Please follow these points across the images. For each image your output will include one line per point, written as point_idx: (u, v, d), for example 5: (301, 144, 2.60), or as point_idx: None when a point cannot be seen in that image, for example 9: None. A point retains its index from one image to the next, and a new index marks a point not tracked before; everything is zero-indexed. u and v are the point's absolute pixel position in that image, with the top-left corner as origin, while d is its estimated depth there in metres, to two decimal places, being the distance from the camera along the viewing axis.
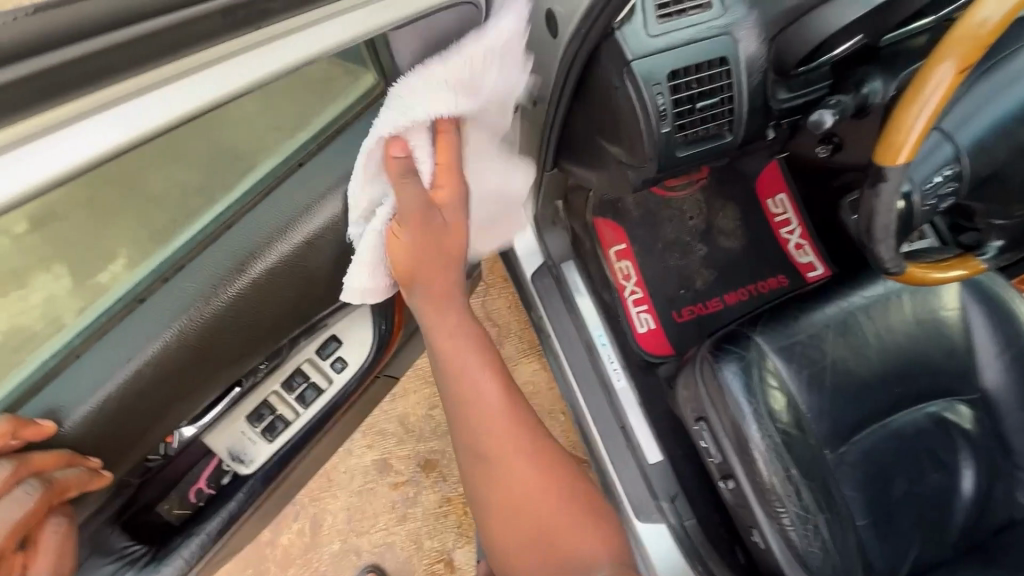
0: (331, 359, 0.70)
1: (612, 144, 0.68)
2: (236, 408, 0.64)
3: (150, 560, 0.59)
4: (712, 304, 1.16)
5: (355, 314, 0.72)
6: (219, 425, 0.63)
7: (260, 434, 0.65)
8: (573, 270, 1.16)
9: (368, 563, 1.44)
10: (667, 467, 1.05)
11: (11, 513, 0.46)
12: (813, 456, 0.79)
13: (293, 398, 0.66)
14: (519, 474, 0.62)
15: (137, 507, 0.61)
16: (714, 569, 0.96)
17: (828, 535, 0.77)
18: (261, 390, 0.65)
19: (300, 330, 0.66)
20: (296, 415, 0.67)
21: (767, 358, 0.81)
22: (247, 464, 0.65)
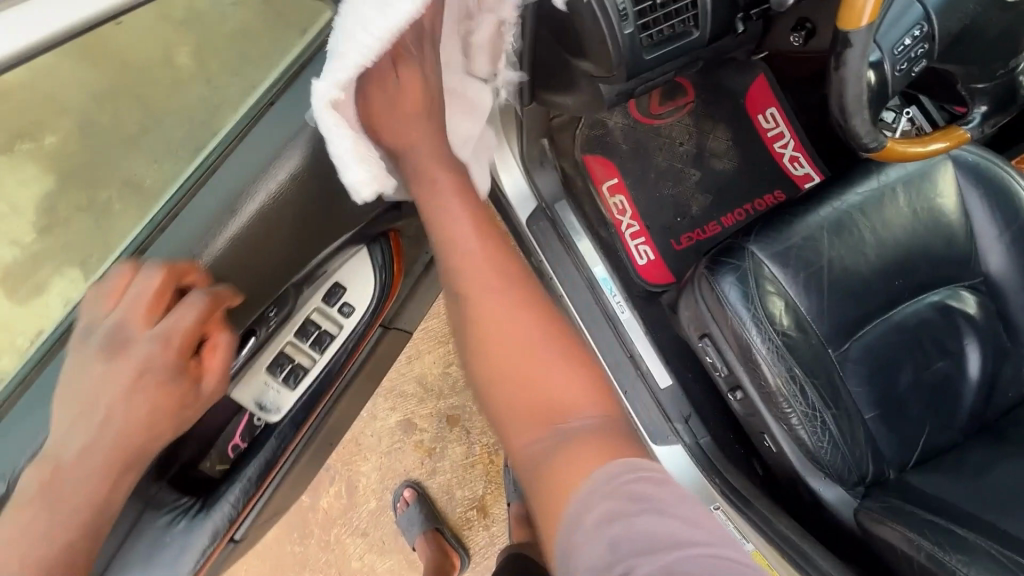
0: (338, 306, 0.73)
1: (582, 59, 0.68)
2: (257, 359, 0.68)
3: (197, 509, 0.64)
4: (710, 228, 1.16)
5: (354, 261, 0.75)
6: (242, 376, 0.68)
7: (280, 382, 0.69)
8: (568, 210, 1.15)
9: (406, 478, 1.53)
10: (678, 390, 1.07)
11: (183, 313, 0.58)
12: (815, 353, 0.80)
13: (309, 345, 0.70)
14: (532, 346, 0.58)
15: (180, 463, 0.67)
16: (730, 477, 0.97)
17: (837, 430, 0.79)
18: (278, 340, 0.70)
19: (302, 275, 0.72)
20: (313, 361, 0.71)
21: (764, 266, 0.80)
22: (274, 411, 0.69)
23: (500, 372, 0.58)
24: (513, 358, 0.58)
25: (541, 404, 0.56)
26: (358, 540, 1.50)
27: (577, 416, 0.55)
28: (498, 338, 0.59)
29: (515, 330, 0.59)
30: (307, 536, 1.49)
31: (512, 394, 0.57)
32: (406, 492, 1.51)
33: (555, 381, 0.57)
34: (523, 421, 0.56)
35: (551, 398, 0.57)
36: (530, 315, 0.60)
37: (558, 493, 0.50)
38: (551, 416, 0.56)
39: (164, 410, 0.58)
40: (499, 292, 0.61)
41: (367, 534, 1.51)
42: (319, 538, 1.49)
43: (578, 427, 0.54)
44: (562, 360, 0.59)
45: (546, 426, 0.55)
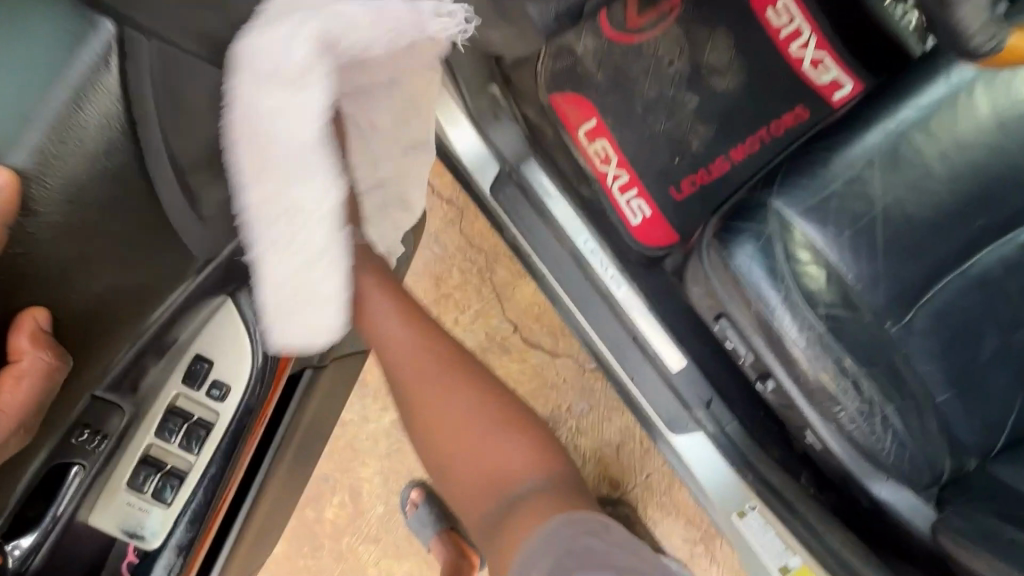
0: (207, 387, 0.48)
1: None
2: (104, 475, 0.44)
3: None
4: (717, 166, 0.93)
5: (220, 321, 0.49)
6: (90, 502, 0.44)
7: (150, 501, 0.46)
8: (537, 169, 0.93)
9: (412, 478, 1.43)
10: (695, 371, 0.89)
11: None
12: (870, 337, 0.61)
13: (178, 445, 0.47)
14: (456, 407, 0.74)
15: None
16: (767, 474, 0.80)
17: (903, 427, 0.62)
18: (136, 445, 0.45)
19: (134, 353, 0.43)
20: (192, 463, 0.47)
21: (795, 227, 0.60)
22: (150, 537, 0.46)
23: (427, 431, 0.74)
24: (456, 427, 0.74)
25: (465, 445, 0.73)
26: (371, 546, 1.43)
27: (521, 479, 0.71)
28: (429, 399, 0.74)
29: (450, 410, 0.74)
30: (318, 549, 1.41)
31: (449, 445, 0.74)
32: (414, 493, 1.41)
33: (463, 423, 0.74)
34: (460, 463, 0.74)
35: (504, 470, 0.72)
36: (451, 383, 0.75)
37: (513, 536, 0.67)
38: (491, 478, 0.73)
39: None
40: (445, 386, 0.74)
41: (380, 539, 1.42)
42: (331, 549, 1.42)
43: (530, 491, 0.70)
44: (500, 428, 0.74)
45: (496, 496, 0.71)
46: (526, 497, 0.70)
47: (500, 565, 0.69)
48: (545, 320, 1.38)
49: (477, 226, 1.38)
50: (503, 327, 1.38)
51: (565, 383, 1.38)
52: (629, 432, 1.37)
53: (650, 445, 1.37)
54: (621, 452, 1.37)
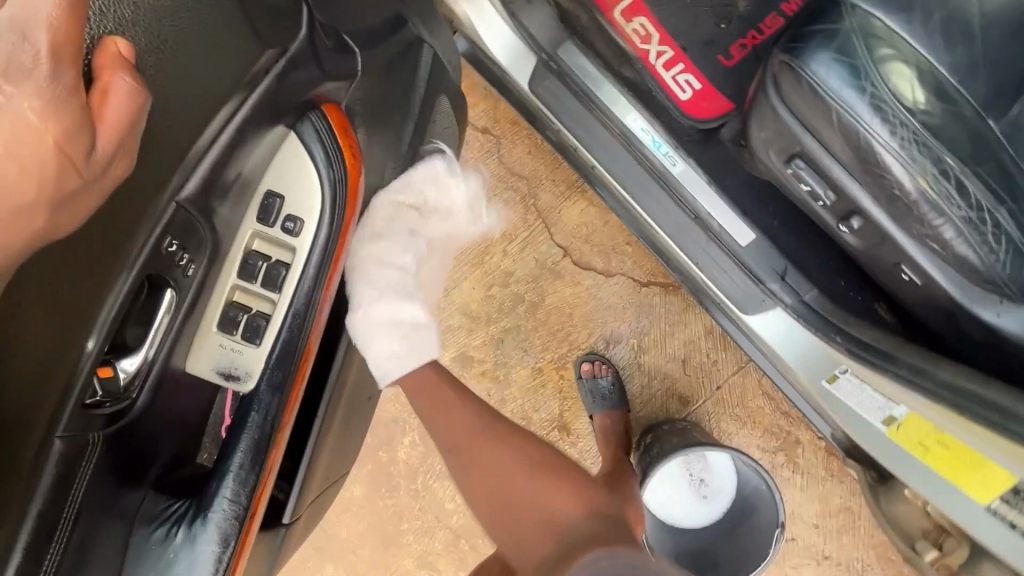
0: (280, 223, 0.51)
1: None
2: (196, 312, 0.47)
3: (195, 513, 0.49)
4: (771, 24, 0.87)
5: (285, 152, 0.52)
6: (182, 350, 0.47)
7: (243, 341, 0.49)
8: (575, 53, 0.90)
9: None
10: (763, 242, 0.85)
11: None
12: (973, 134, 0.55)
13: (261, 283, 0.49)
14: (509, 472, 0.80)
15: (162, 463, 0.49)
16: (856, 333, 0.75)
17: (1018, 232, 0.56)
18: (222, 284, 0.49)
19: (198, 183, 0.44)
20: (274, 304, 0.50)
21: (874, 19, 0.55)
22: (246, 379, 0.50)
23: (487, 490, 0.80)
24: (499, 487, 0.80)
25: (504, 476, 0.80)
26: (445, 483, 1.45)
27: (569, 513, 0.75)
28: (482, 459, 0.82)
29: (509, 471, 0.80)
30: (396, 488, 1.46)
31: (499, 494, 0.79)
32: None
33: (511, 467, 0.81)
34: (502, 487, 0.79)
35: (541, 504, 0.76)
36: (505, 443, 0.84)
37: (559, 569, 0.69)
38: (537, 507, 0.76)
39: (46, 196, 0.34)
40: (504, 449, 0.83)
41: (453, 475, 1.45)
42: (407, 488, 1.46)
43: (575, 523, 0.73)
44: (552, 477, 0.80)
45: (536, 532, 0.74)
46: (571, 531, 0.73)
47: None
48: (595, 240, 1.34)
49: (516, 152, 1.35)
50: (553, 252, 1.35)
51: (622, 303, 1.34)
52: (695, 346, 1.33)
53: (718, 356, 1.32)
54: (689, 365, 1.33)
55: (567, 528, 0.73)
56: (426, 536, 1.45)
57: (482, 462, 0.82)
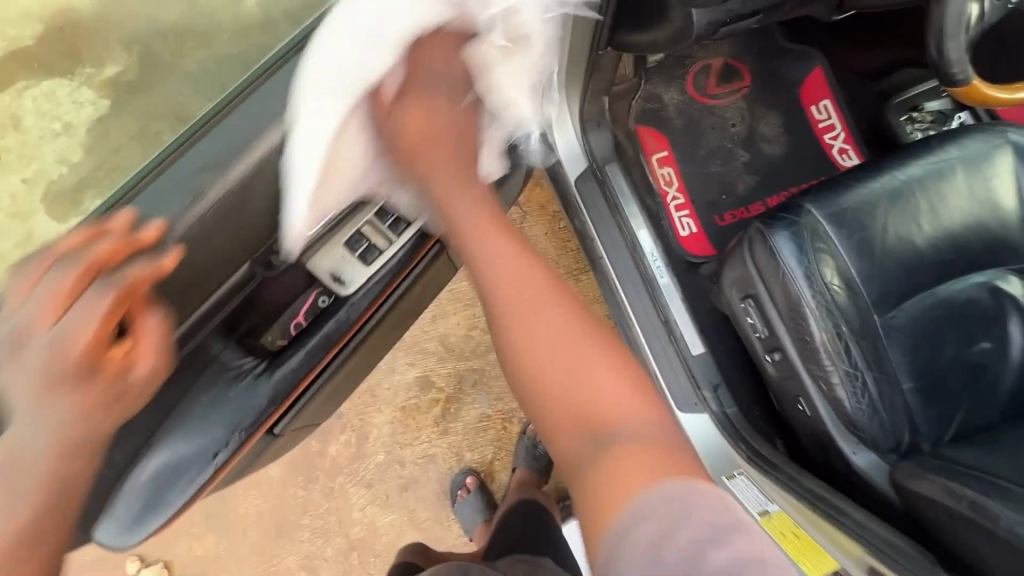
0: None
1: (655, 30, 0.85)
2: (334, 235, 0.71)
3: (264, 369, 0.68)
4: (754, 208, 1.18)
5: None
6: (320, 248, 0.70)
7: (357, 258, 0.72)
8: (616, 172, 1.18)
9: (416, 437, 1.52)
10: (709, 357, 1.08)
11: (82, 317, 0.49)
12: (863, 318, 0.81)
13: (386, 226, 0.73)
14: (558, 352, 0.56)
15: (246, 328, 0.68)
16: (757, 447, 0.98)
17: (876, 394, 0.80)
18: (358, 218, 0.72)
19: None
20: (386, 244, 0.73)
21: (819, 223, 0.83)
22: (345, 285, 0.72)
23: (533, 366, 0.57)
24: (544, 356, 0.57)
25: (565, 371, 0.56)
26: (361, 491, 1.49)
27: (624, 424, 0.53)
28: (529, 325, 0.58)
29: (556, 359, 0.56)
30: (312, 481, 1.49)
31: (552, 396, 0.56)
32: (467, 480, 1.49)
33: (571, 352, 0.56)
34: (560, 368, 0.56)
35: (606, 409, 0.54)
36: (560, 315, 0.58)
37: (605, 498, 0.48)
38: (601, 425, 0.53)
39: (109, 411, 0.51)
40: (560, 319, 0.58)
41: (372, 486, 1.49)
42: (324, 484, 1.49)
43: (634, 438, 0.51)
44: (605, 359, 0.57)
45: (593, 439, 0.52)
46: (620, 447, 0.50)
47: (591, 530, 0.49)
48: None
49: (535, 230, 1.60)
50: None
51: None
52: None
53: None
54: None
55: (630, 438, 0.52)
56: (321, 538, 1.47)
57: (530, 327, 0.58)
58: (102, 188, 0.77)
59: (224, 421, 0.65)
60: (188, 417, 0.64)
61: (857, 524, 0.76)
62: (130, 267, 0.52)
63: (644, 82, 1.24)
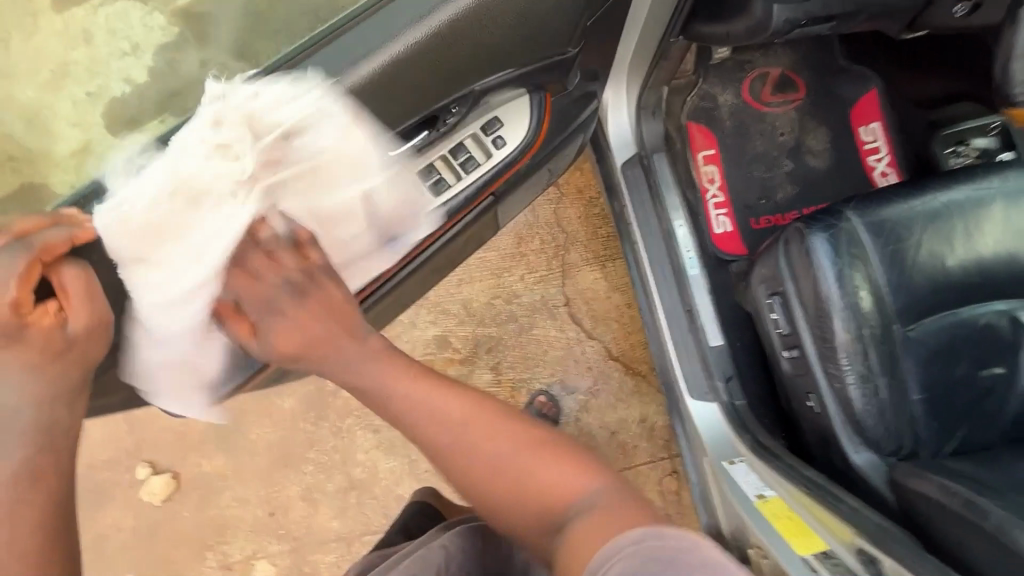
0: (492, 137, 0.88)
1: (732, 24, 0.93)
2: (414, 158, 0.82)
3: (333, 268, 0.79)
4: (790, 216, 1.22)
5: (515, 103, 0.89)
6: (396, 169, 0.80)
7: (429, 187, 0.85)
8: (662, 161, 1.21)
9: None
10: (725, 350, 1.12)
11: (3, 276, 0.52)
12: (885, 325, 0.85)
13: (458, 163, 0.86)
14: (495, 455, 0.66)
15: None
16: (760, 438, 1.02)
17: (886, 398, 0.84)
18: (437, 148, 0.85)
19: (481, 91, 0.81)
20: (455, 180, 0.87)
21: (857, 231, 0.87)
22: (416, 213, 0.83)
23: (479, 485, 0.66)
24: (489, 466, 0.66)
25: (511, 485, 0.65)
26: (368, 435, 1.55)
27: (576, 500, 0.61)
28: (471, 457, 0.67)
29: (491, 463, 0.66)
30: (323, 418, 1.55)
31: (498, 483, 0.65)
32: None
33: (527, 462, 0.65)
34: (501, 484, 0.65)
35: (544, 492, 0.63)
36: (492, 428, 0.68)
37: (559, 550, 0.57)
38: (555, 510, 0.62)
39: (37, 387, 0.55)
40: (495, 428, 0.68)
41: (378, 432, 1.55)
42: (334, 423, 1.55)
43: (584, 508, 0.59)
44: (542, 445, 0.67)
45: (546, 523, 0.61)
46: (572, 520, 0.58)
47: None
48: (592, 305, 1.61)
49: (570, 212, 1.64)
50: (557, 297, 1.60)
51: (588, 363, 1.58)
52: (625, 426, 1.56)
53: (639, 444, 1.54)
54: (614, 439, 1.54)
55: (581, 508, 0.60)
56: (323, 473, 1.53)
57: (480, 464, 0.66)
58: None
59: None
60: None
61: (853, 510, 0.80)
62: (47, 235, 0.55)
63: (702, 81, 1.28)
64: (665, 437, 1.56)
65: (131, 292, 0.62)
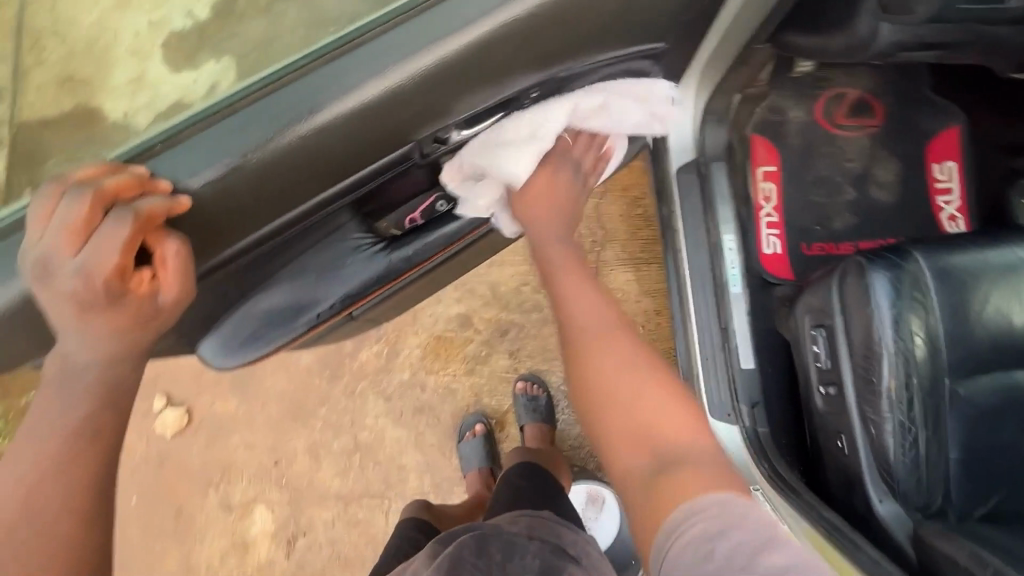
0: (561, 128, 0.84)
1: (830, 40, 0.86)
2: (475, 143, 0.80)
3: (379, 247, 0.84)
4: (844, 247, 1.17)
5: None
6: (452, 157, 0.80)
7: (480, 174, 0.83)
8: (720, 172, 1.16)
9: (442, 368, 1.57)
10: (755, 375, 1.09)
11: (110, 244, 0.54)
12: (937, 378, 0.81)
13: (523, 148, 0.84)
14: (640, 387, 0.68)
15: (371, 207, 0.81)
16: (779, 469, 1.00)
17: (924, 452, 0.81)
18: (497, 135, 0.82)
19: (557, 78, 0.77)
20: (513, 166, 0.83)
21: (922, 275, 0.83)
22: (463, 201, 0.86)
23: (604, 403, 0.69)
24: (624, 388, 0.68)
25: (637, 426, 0.65)
26: (379, 401, 1.56)
27: (685, 444, 0.63)
28: (609, 381, 0.69)
29: (629, 390, 0.68)
30: (337, 377, 1.56)
31: (624, 423, 0.66)
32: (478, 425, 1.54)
33: (655, 403, 0.66)
34: (634, 408, 0.66)
35: (669, 432, 0.64)
36: (636, 374, 0.69)
37: (662, 481, 0.59)
38: (659, 445, 0.63)
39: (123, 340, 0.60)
40: (635, 367, 0.70)
41: (390, 400, 1.56)
42: (347, 384, 1.56)
43: (694, 456, 0.61)
44: (674, 399, 0.67)
45: (648, 454, 0.62)
46: (683, 461, 0.60)
47: (640, 527, 0.58)
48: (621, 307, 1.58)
49: (612, 209, 1.61)
50: None
51: None
52: None
53: None
54: None
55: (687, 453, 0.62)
56: (331, 431, 1.54)
57: (605, 377, 0.70)
58: (256, 35, 0.80)
59: (330, 286, 0.84)
60: (305, 274, 0.81)
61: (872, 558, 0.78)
62: (148, 204, 0.55)
63: (773, 92, 1.22)
64: None
65: (202, 245, 0.63)
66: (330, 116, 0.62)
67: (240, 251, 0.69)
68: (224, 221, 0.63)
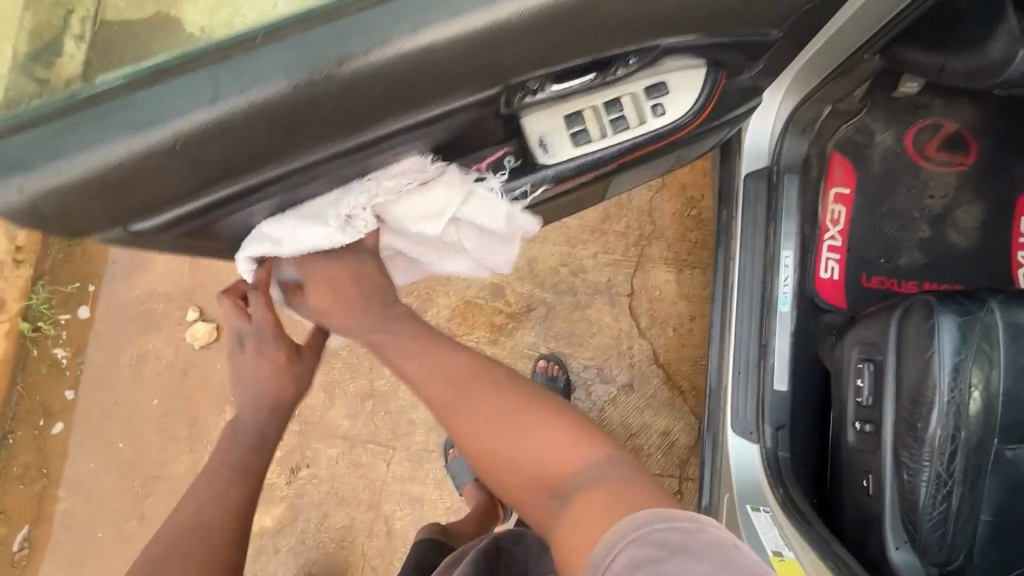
0: (653, 102, 0.76)
1: (956, 57, 0.85)
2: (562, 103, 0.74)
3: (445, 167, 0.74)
4: (906, 285, 1.12)
5: (689, 73, 0.77)
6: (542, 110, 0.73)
7: (569, 134, 0.75)
8: (792, 185, 1.11)
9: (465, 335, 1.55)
10: (787, 398, 1.06)
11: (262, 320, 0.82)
12: (983, 434, 0.78)
13: (608, 117, 0.75)
14: (523, 426, 0.69)
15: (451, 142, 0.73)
16: (794, 497, 0.98)
17: (954, 507, 0.78)
18: (590, 98, 0.75)
19: (668, 50, 0.68)
20: (602, 135, 0.76)
21: (993, 326, 0.78)
22: (546, 154, 0.75)
23: (496, 461, 0.70)
24: (508, 439, 0.69)
25: (535, 469, 0.67)
26: None
27: (580, 468, 0.64)
28: (488, 440, 0.70)
29: (509, 435, 0.69)
30: None
31: (523, 466, 0.68)
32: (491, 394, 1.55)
33: (543, 437, 0.68)
34: (525, 475, 0.67)
35: (563, 469, 0.65)
36: (507, 410, 0.71)
37: (569, 513, 0.61)
38: (559, 483, 0.65)
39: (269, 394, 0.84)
40: (504, 402, 0.72)
41: None
42: None
43: (591, 477, 0.63)
44: (555, 423, 0.69)
45: (558, 493, 0.64)
46: (582, 490, 0.62)
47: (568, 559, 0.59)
48: (654, 305, 1.55)
49: (665, 205, 1.56)
50: (623, 285, 1.55)
51: (630, 360, 1.54)
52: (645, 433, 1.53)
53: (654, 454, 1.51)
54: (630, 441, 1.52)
55: (588, 474, 0.63)
56: (348, 373, 1.57)
57: (493, 453, 0.70)
58: None
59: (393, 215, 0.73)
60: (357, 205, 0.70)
61: None
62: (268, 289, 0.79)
63: (865, 111, 1.16)
64: (681, 457, 1.52)
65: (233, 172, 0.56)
66: (435, 39, 0.52)
67: (293, 181, 0.62)
68: (282, 143, 0.56)
